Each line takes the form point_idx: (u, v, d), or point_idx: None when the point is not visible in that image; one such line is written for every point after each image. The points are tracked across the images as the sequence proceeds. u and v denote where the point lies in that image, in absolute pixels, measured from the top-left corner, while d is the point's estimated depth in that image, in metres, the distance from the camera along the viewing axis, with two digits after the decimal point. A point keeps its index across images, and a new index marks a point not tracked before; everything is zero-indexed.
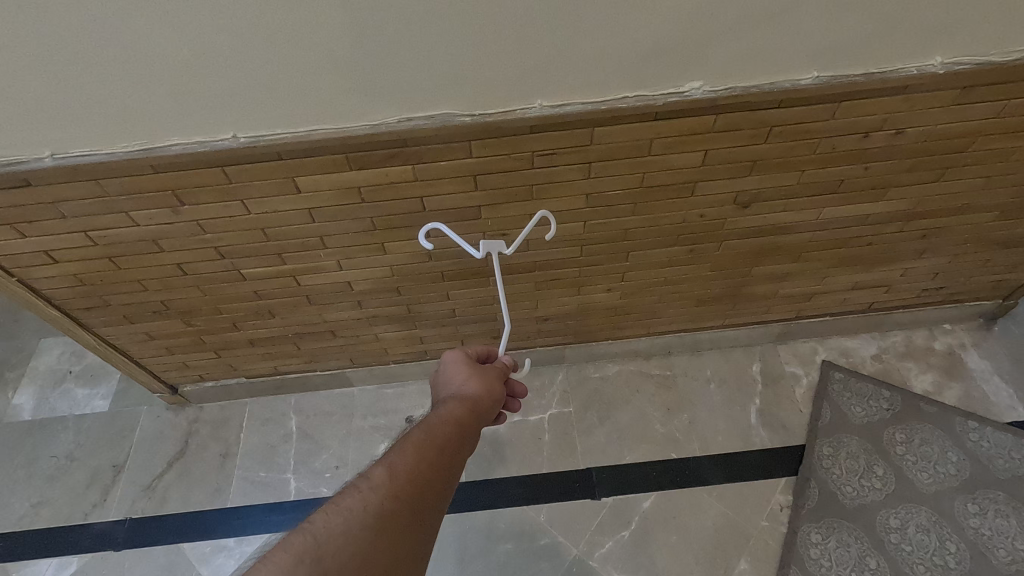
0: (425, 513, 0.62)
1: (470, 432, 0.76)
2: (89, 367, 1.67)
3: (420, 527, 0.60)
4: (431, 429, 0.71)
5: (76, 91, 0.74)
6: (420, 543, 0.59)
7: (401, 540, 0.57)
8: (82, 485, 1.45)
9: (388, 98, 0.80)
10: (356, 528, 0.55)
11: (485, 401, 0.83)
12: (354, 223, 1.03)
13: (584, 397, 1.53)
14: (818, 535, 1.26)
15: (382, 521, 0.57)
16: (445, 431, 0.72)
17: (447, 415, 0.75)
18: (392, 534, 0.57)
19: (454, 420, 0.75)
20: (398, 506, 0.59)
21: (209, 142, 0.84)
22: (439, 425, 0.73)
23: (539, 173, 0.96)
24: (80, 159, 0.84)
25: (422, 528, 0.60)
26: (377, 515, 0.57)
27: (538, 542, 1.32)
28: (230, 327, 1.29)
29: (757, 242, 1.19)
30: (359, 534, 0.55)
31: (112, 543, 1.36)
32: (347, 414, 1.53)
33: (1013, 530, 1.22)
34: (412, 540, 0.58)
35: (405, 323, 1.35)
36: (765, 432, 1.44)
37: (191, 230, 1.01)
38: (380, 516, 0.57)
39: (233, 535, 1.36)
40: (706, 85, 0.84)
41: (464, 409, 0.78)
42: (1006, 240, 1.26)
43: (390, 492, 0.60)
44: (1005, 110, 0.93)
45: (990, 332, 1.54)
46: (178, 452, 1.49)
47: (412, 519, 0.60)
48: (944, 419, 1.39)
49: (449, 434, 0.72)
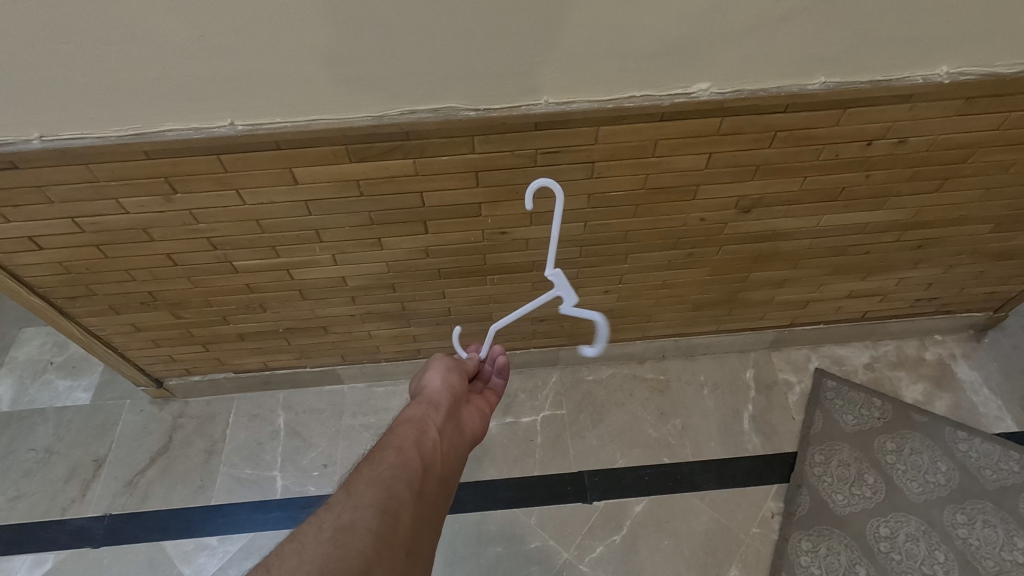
0: (397, 511, 0.59)
1: (430, 422, 0.75)
2: (72, 359, 1.63)
3: (393, 525, 0.57)
4: (386, 438, 0.70)
5: (69, 70, 0.72)
6: (396, 539, 0.57)
7: (370, 541, 0.54)
8: (61, 479, 1.41)
9: (390, 89, 0.78)
10: (315, 545, 0.53)
11: (444, 393, 0.82)
12: (352, 216, 1.01)
13: (577, 400, 1.52)
14: (808, 543, 1.26)
15: (342, 530, 0.55)
16: (401, 433, 0.71)
17: (402, 420, 0.75)
18: (359, 538, 0.54)
19: (408, 418, 0.75)
20: (361, 513, 0.57)
21: (205, 128, 0.81)
22: (395, 431, 0.72)
23: (542, 172, 0.95)
24: (70, 142, 0.81)
25: (397, 525, 0.58)
26: (338, 528, 0.55)
27: (529, 545, 1.30)
28: (220, 321, 1.27)
29: (756, 247, 1.19)
30: (319, 548, 0.52)
31: (90, 540, 1.32)
32: (337, 412, 1.51)
33: (1001, 540, 1.23)
34: (384, 538, 0.56)
35: (400, 321, 1.33)
36: (758, 438, 1.44)
37: (183, 220, 0.98)
38: (340, 527, 0.55)
39: (216, 534, 1.33)
40: (714, 87, 0.83)
41: (419, 408, 0.77)
42: (1000, 252, 1.27)
43: (353, 504, 0.58)
44: (1005, 123, 0.94)
45: (980, 344, 1.56)
46: (162, 448, 1.46)
47: (381, 519, 0.57)
48: (934, 429, 1.40)
49: (403, 432, 0.71)
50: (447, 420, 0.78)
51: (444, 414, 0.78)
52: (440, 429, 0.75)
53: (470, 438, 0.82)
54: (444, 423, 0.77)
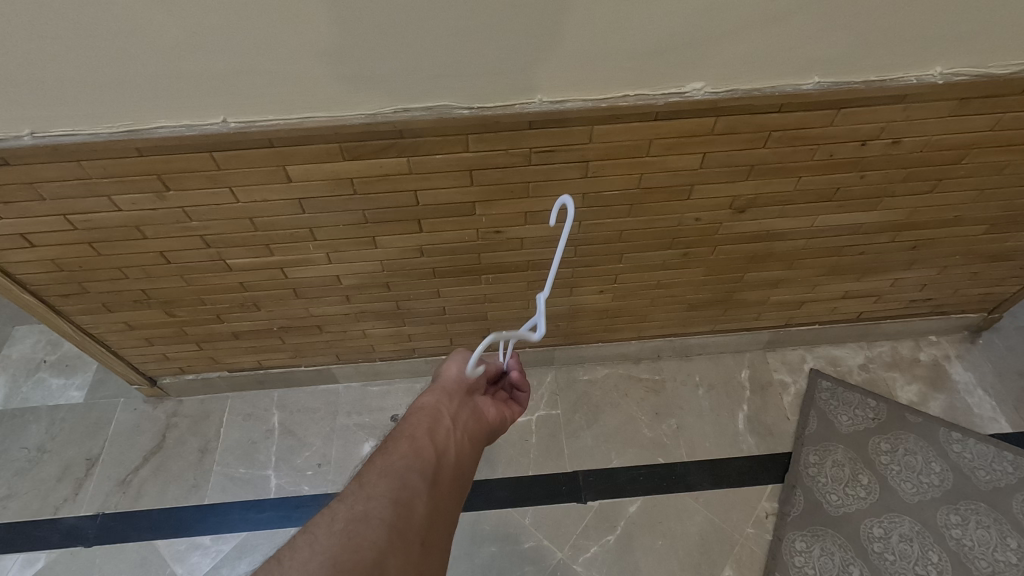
0: (411, 501, 0.59)
1: (444, 410, 0.75)
2: (65, 357, 1.62)
3: (407, 515, 0.57)
4: (400, 429, 0.70)
5: (59, 65, 0.71)
6: (410, 529, 0.56)
7: (384, 531, 0.54)
8: (54, 478, 1.40)
9: (383, 87, 0.78)
10: (327, 537, 0.52)
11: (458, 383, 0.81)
12: (346, 215, 1.01)
13: (572, 400, 1.52)
14: (803, 543, 1.26)
15: (355, 521, 0.55)
16: (415, 423, 0.71)
17: (416, 409, 0.74)
18: (372, 529, 0.54)
19: (422, 407, 0.75)
20: (374, 504, 0.57)
21: (197, 126, 0.81)
22: (408, 421, 0.72)
23: (536, 171, 0.95)
24: (61, 138, 0.81)
25: (411, 515, 0.58)
26: (351, 519, 0.55)
27: (523, 544, 1.30)
28: (213, 319, 1.26)
29: (750, 247, 1.19)
30: (331, 540, 0.52)
31: (82, 539, 1.32)
32: (332, 411, 1.50)
33: (994, 541, 1.23)
34: (398, 529, 0.55)
35: (394, 321, 1.33)
36: (752, 439, 1.44)
37: (176, 218, 0.98)
38: (353, 519, 0.55)
39: (210, 533, 1.32)
40: (708, 86, 0.83)
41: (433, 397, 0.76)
42: (994, 253, 1.28)
43: (365, 496, 0.58)
44: (999, 123, 0.94)
45: (974, 345, 1.56)
46: (156, 447, 1.45)
47: (394, 510, 0.57)
48: (928, 430, 1.40)
49: (417, 421, 0.71)
50: (463, 407, 0.78)
51: (459, 402, 0.78)
52: (454, 417, 0.75)
53: (492, 424, 0.81)
54: (459, 410, 0.77)
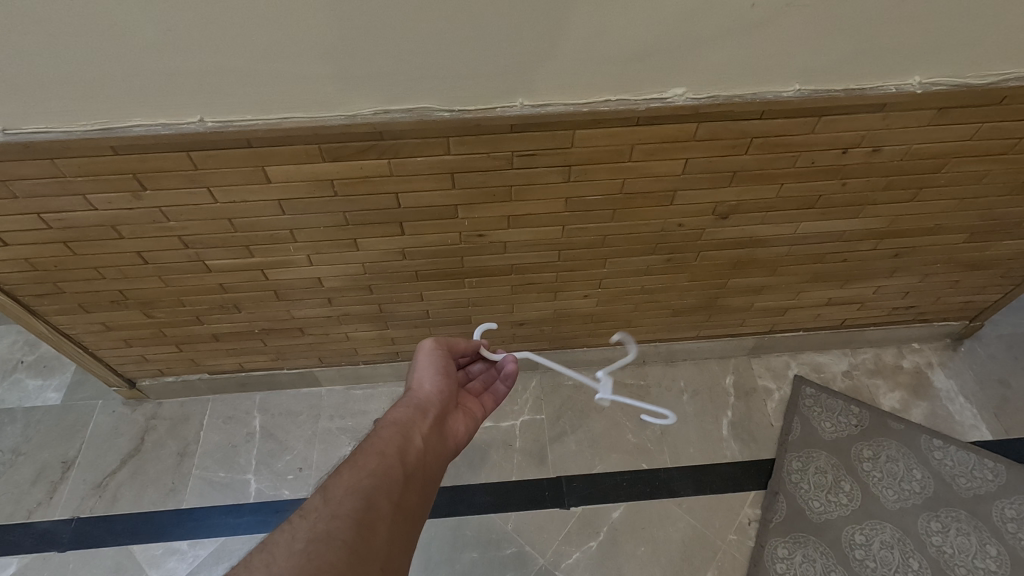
0: (374, 524, 0.59)
1: (416, 426, 0.75)
2: (44, 358, 1.60)
3: (368, 540, 0.57)
4: (372, 441, 0.69)
5: (30, 61, 0.70)
6: (371, 554, 0.56)
7: (344, 556, 0.53)
8: (28, 481, 1.38)
9: (363, 87, 0.77)
10: (287, 557, 0.51)
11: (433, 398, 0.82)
12: (326, 217, 1.00)
13: (556, 405, 1.52)
14: (785, 550, 1.26)
15: (316, 541, 0.54)
16: (387, 437, 0.70)
17: (389, 421, 0.74)
18: (333, 551, 0.53)
19: (394, 420, 0.74)
20: (337, 524, 0.56)
21: (173, 124, 0.80)
22: (381, 433, 0.71)
23: (518, 174, 0.94)
24: (34, 136, 0.79)
25: (373, 539, 0.57)
26: (312, 540, 0.54)
27: (504, 551, 1.29)
28: (193, 321, 1.25)
29: (734, 253, 1.19)
30: (290, 563, 0.51)
31: (56, 544, 1.29)
32: (314, 415, 1.49)
33: (974, 548, 1.24)
34: (358, 553, 0.55)
35: (377, 323, 1.32)
36: (736, 444, 1.44)
37: (152, 218, 0.96)
38: (314, 539, 0.54)
39: (187, 538, 1.30)
40: (689, 92, 0.83)
41: (408, 412, 0.77)
42: (974, 261, 1.29)
43: (329, 514, 0.57)
44: (978, 133, 0.95)
45: (956, 353, 1.57)
46: (134, 450, 1.43)
47: (357, 533, 0.56)
48: (910, 437, 1.40)
49: (389, 435, 0.71)
50: (434, 422, 0.78)
51: (431, 418, 0.78)
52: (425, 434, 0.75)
53: (459, 442, 0.83)
54: (431, 427, 0.77)
